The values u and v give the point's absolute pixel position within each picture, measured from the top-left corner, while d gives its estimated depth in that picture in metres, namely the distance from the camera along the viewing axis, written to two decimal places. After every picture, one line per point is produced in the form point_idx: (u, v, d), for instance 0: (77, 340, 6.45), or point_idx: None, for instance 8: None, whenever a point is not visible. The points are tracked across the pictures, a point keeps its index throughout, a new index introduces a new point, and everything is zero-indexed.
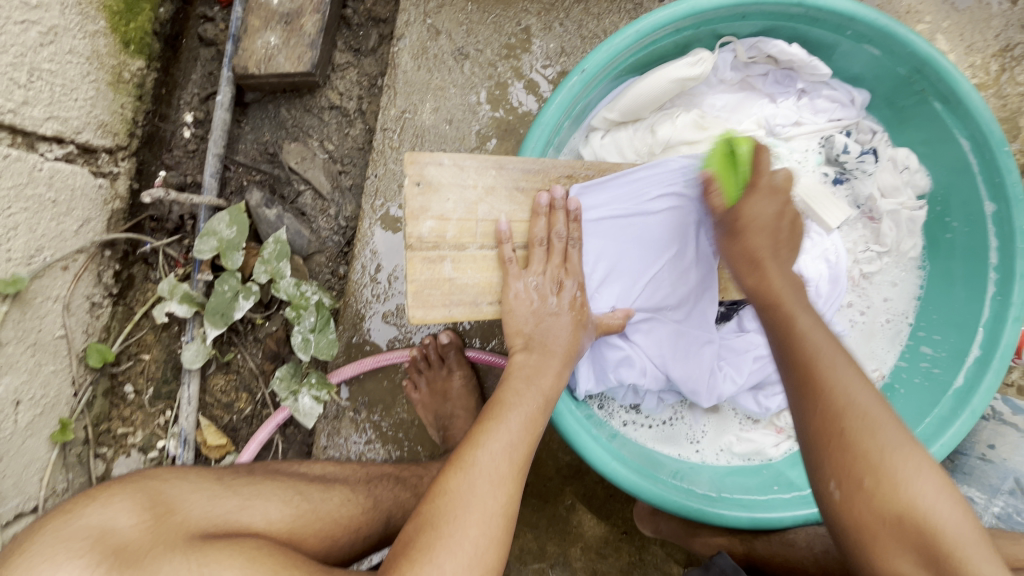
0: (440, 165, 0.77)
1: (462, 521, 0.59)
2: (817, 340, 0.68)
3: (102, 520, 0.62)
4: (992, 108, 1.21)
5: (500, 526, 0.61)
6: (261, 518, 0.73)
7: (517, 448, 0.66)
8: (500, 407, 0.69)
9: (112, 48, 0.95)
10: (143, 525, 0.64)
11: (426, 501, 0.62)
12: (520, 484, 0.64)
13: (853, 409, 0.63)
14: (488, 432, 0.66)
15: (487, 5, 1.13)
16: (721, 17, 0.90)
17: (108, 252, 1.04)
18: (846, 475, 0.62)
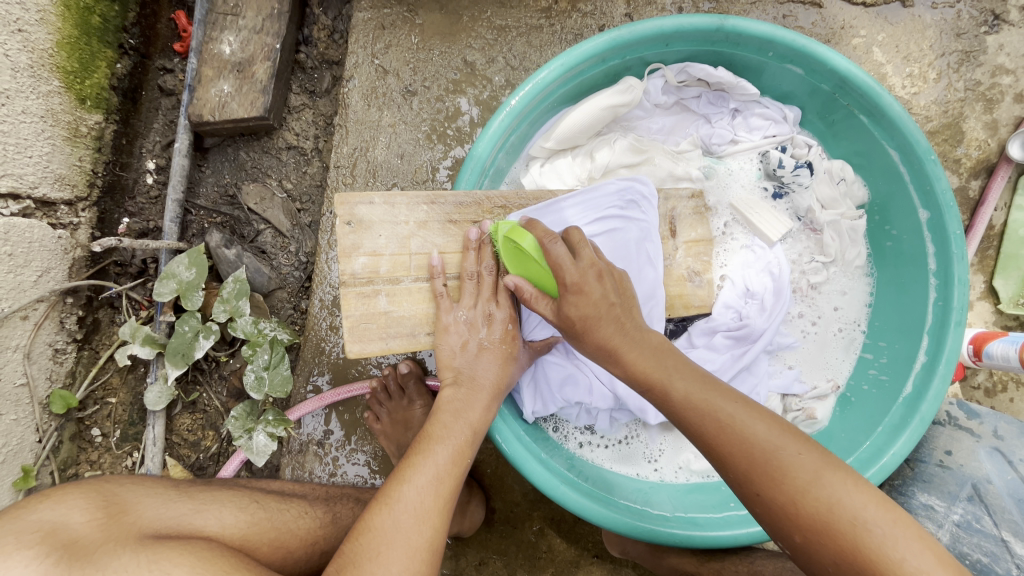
0: (371, 204, 0.80)
1: (384, 558, 0.61)
2: (703, 400, 0.67)
3: (54, 517, 0.63)
4: (934, 114, 1.23)
5: (425, 559, 0.63)
6: (216, 523, 0.74)
7: (443, 482, 0.68)
8: (425, 444, 0.70)
9: (68, 105, 1.00)
10: (96, 523, 0.65)
11: (348, 541, 0.63)
12: (447, 515, 0.66)
13: (772, 480, 0.62)
14: (412, 470, 0.67)
15: (432, 43, 1.18)
16: (645, 45, 0.94)
17: (70, 299, 1.06)
18: (799, 545, 0.61)
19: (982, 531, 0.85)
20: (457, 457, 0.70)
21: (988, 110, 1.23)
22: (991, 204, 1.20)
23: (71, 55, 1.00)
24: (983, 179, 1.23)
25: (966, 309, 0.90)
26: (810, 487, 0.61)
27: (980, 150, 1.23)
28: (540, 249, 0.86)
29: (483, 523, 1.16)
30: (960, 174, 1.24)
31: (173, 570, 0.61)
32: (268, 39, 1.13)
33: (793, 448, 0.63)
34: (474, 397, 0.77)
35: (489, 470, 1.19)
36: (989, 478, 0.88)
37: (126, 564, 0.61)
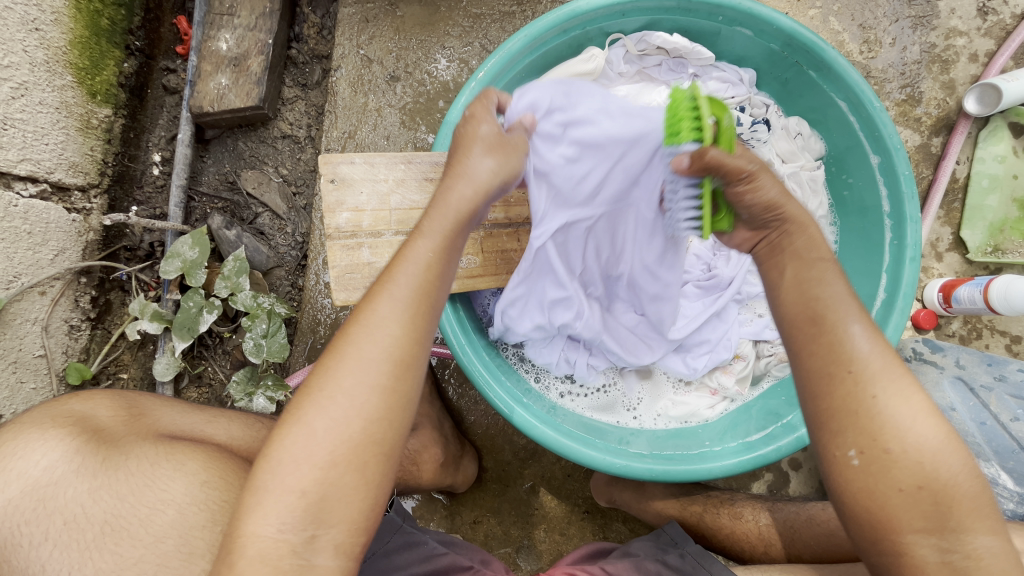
0: (352, 164, 0.87)
1: (344, 390, 0.56)
2: (837, 332, 0.61)
3: (84, 408, 0.71)
4: (892, 77, 1.30)
5: (387, 374, 0.57)
6: (225, 433, 0.81)
7: (410, 315, 0.59)
8: (383, 278, 0.61)
9: (80, 98, 1.09)
10: (119, 418, 0.73)
11: (313, 367, 0.58)
12: (426, 340, 0.60)
13: (854, 375, 0.60)
14: (374, 297, 0.60)
15: (412, 32, 1.27)
16: (603, 16, 1.01)
17: (84, 279, 1.14)
18: (872, 472, 0.58)
19: None
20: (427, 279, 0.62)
21: (945, 71, 1.29)
22: (952, 157, 1.25)
23: (83, 54, 1.09)
24: (944, 135, 1.28)
25: (920, 244, 0.95)
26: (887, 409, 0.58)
27: (939, 108, 1.28)
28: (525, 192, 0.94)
29: (475, 482, 1.21)
30: (922, 132, 1.29)
31: (188, 461, 0.69)
32: (261, 35, 1.22)
33: (886, 385, 0.59)
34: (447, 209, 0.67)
35: (481, 432, 1.24)
36: (953, 406, 0.94)
37: (146, 451, 0.68)
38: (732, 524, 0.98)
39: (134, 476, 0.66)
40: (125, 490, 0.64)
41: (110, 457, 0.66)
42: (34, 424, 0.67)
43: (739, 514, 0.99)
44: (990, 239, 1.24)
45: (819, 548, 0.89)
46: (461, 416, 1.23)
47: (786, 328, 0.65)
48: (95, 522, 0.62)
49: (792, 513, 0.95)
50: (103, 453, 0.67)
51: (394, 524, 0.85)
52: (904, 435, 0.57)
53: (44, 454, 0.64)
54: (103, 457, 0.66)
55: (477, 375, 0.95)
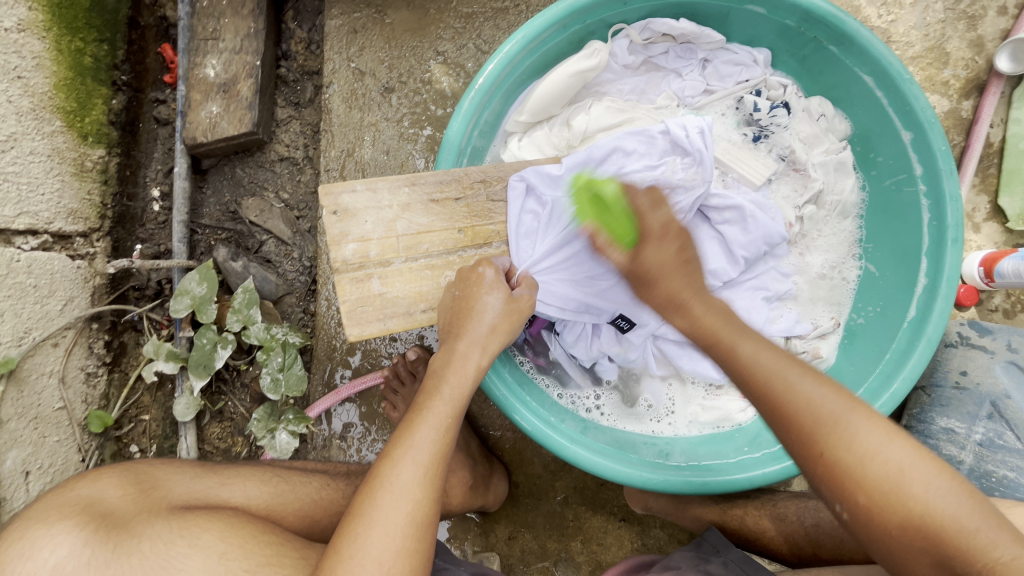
0: (354, 192, 0.83)
1: (367, 540, 0.62)
2: (754, 359, 0.70)
3: (90, 492, 0.69)
4: (916, 39, 1.21)
5: (407, 535, 0.63)
6: (240, 495, 0.79)
7: (426, 454, 0.68)
8: (416, 413, 0.72)
9: (71, 142, 1.06)
10: (129, 496, 0.71)
11: (343, 521, 0.65)
12: (434, 495, 0.67)
13: (780, 391, 0.66)
14: (392, 463, 0.67)
15: (403, 40, 1.21)
16: (603, 7, 0.95)
17: (96, 325, 1.13)
18: (838, 489, 0.62)
19: (1006, 447, 0.88)
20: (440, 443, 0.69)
21: (972, 28, 1.20)
22: (986, 121, 1.17)
23: (70, 95, 1.05)
24: (974, 98, 1.20)
25: (962, 225, 0.88)
26: (842, 429, 0.62)
27: (967, 69, 1.20)
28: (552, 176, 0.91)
29: (507, 498, 1.19)
30: (950, 96, 1.21)
31: (203, 534, 0.67)
32: (248, 58, 1.18)
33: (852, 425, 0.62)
34: (449, 351, 0.77)
35: (508, 446, 1.21)
36: (1007, 393, 0.89)
37: (159, 529, 0.67)
38: (775, 526, 0.98)
39: (151, 560, 0.64)
40: None
41: (121, 543, 0.65)
42: (39, 521, 0.64)
43: (782, 514, 0.99)
44: None
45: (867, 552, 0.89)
46: (487, 431, 1.21)
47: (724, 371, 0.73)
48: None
49: (839, 514, 0.94)
50: (114, 541, 0.65)
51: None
52: (869, 455, 0.61)
53: (53, 551, 0.62)
54: (114, 545, 0.64)
55: (506, 402, 0.93)
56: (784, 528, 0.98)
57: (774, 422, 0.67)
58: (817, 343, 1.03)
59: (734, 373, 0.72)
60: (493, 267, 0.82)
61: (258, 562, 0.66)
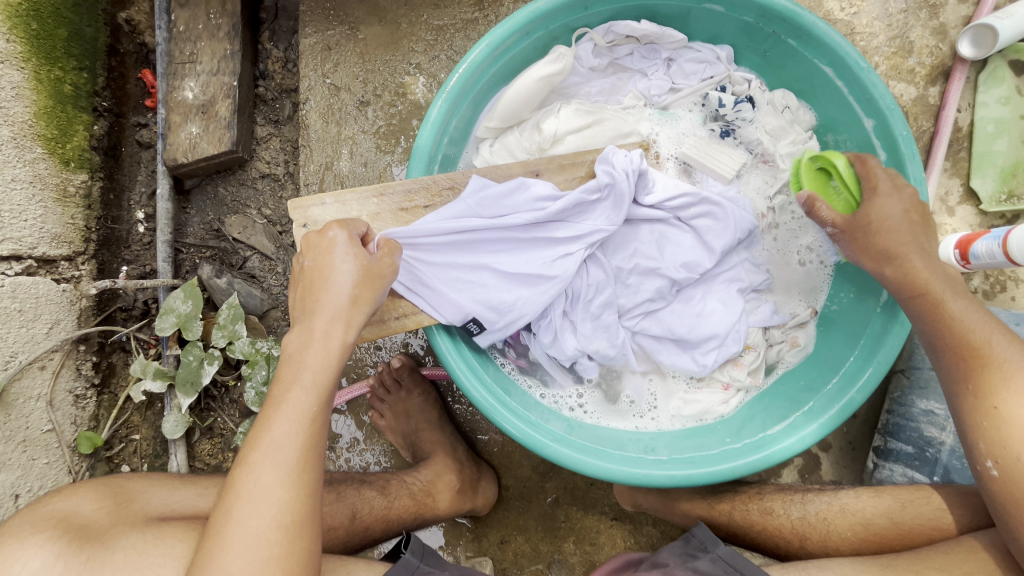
0: (323, 205, 0.84)
1: (245, 515, 0.66)
2: (971, 324, 0.77)
3: (66, 505, 0.73)
4: (879, 29, 1.23)
5: (283, 513, 0.66)
6: (214, 505, 0.83)
7: (300, 431, 0.69)
8: (280, 390, 0.71)
9: (53, 169, 1.08)
10: (104, 509, 0.74)
11: (223, 496, 0.68)
12: (312, 470, 0.69)
13: (988, 362, 0.74)
14: (250, 470, 0.67)
15: (377, 54, 1.24)
16: (565, 12, 0.96)
17: (83, 346, 1.14)
18: (993, 448, 0.71)
19: None
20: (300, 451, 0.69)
21: (934, 16, 1.22)
22: (953, 106, 1.18)
23: (50, 123, 1.08)
24: (941, 84, 1.21)
25: None
26: (1011, 392, 0.72)
27: (933, 56, 1.22)
28: (464, 188, 0.91)
29: (497, 501, 1.19)
30: (917, 83, 1.23)
31: (175, 544, 0.71)
32: (226, 78, 1.20)
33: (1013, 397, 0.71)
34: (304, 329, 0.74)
35: (497, 450, 1.22)
36: None
37: (132, 540, 0.71)
38: (763, 521, 0.97)
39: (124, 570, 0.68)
40: None
41: (95, 553, 0.69)
42: (16, 535, 0.67)
43: (770, 510, 0.98)
44: (1005, 185, 1.18)
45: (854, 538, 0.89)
46: (475, 436, 1.21)
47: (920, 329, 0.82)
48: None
49: (824, 504, 0.94)
50: (87, 552, 0.68)
51: (411, 565, 0.83)
52: (1017, 422, 0.71)
53: (27, 564, 0.65)
54: (88, 555, 0.68)
55: (482, 402, 0.92)
56: (772, 524, 0.96)
57: (960, 374, 0.76)
58: (795, 331, 1.03)
59: (925, 316, 0.82)
60: (344, 230, 0.77)
61: None
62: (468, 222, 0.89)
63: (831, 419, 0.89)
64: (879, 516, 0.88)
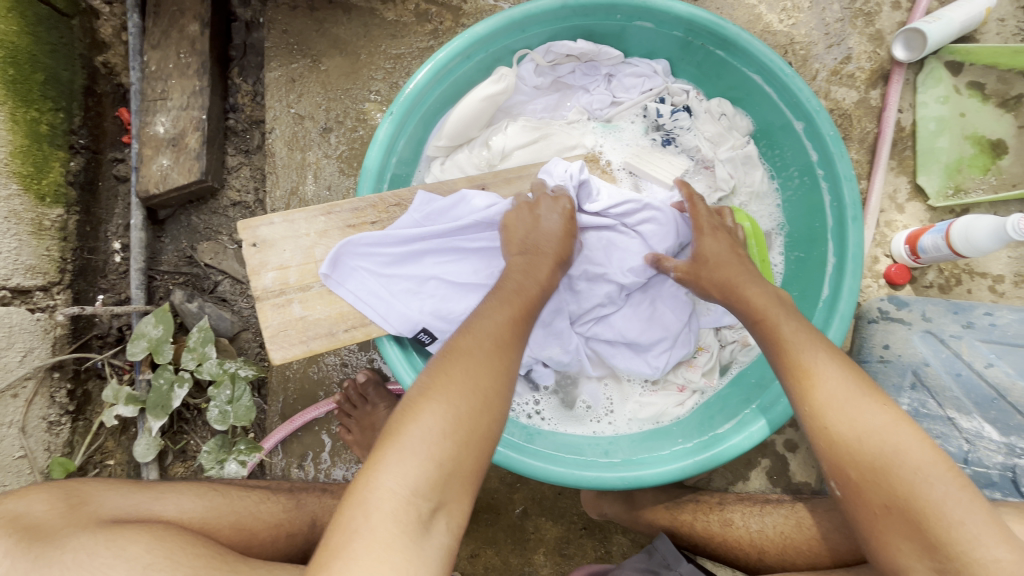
0: (271, 224, 0.88)
1: (379, 508, 0.57)
2: (801, 345, 0.75)
3: (18, 506, 0.72)
4: (817, 38, 1.28)
5: (419, 511, 0.58)
6: (174, 508, 0.81)
7: (460, 420, 0.62)
8: (447, 368, 0.66)
9: (29, 204, 1.14)
10: (56, 511, 0.73)
11: (358, 474, 0.60)
12: (472, 462, 0.62)
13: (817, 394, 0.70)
14: (431, 387, 0.64)
15: (338, 83, 1.31)
16: (502, 35, 1.01)
17: (57, 373, 1.18)
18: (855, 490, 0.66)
19: (930, 415, 0.89)
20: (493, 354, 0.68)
21: (869, 23, 1.27)
22: (893, 107, 1.22)
23: (26, 161, 1.14)
24: (881, 87, 1.25)
25: (859, 203, 0.92)
26: (838, 412, 0.68)
27: (871, 61, 1.26)
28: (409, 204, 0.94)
29: (466, 515, 1.19)
30: (858, 87, 1.27)
31: (129, 546, 0.69)
32: (195, 113, 1.26)
33: (841, 411, 0.68)
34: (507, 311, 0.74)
35: None
36: (926, 361, 0.91)
37: (83, 541, 0.69)
38: (723, 531, 0.96)
39: (74, 570, 0.67)
40: None
41: (44, 552, 0.67)
42: None
43: (730, 520, 0.96)
44: (949, 181, 1.21)
45: (808, 553, 0.87)
46: None
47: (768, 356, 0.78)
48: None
49: (782, 517, 0.92)
50: (36, 550, 0.67)
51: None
52: (861, 443, 0.66)
53: None
54: (37, 553, 0.67)
55: None
56: (732, 534, 0.95)
57: (793, 396, 0.72)
58: (746, 332, 1.06)
59: (767, 336, 0.79)
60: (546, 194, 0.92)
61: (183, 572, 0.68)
62: (413, 235, 0.92)
63: (778, 416, 0.90)
64: (834, 532, 0.85)
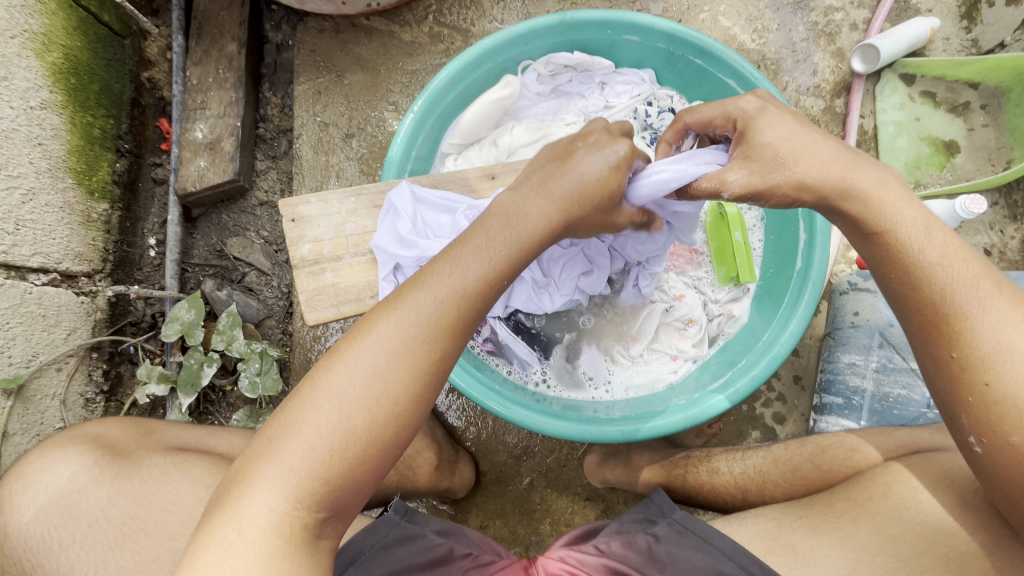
0: (308, 203, 1.00)
1: (306, 428, 0.61)
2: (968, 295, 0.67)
3: (97, 430, 0.86)
4: (785, 55, 1.44)
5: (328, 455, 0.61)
6: (225, 443, 0.92)
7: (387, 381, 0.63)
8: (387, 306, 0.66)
9: (80, 197, 1.25)
10: (131, 435, 0.87)
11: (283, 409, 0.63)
12: (401, 411, 0.64)
13: (955, 319, 0.67)
14: (325, 380, 0.63)
15: (360, 95, 1.47)
16: (509, 47, 1.16)
17: (95, 354, 1.27)
18: (983, 423, 0.64)
19: (895, 368, 1.04)
20: (404, 364, 0.64)
21: (831, 42, 1.44)
22: (855, 112, 1.38)
23: (80, 159, 1.26)
24: (844, 96, 1.41)
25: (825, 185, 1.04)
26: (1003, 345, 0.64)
27: (834, 74, 1.43)
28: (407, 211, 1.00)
29: (476, 486, 1.26)
30: (824, 96, 1.43)
31: (194, 467, 0.83)
32: (231, 120, 1.40)
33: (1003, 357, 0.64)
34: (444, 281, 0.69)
35: (474, 438, 1.30)
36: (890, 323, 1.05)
37: (156, 461, 0.83)
38: (710, 480, 1.03)
39: (148, 482, 0.80)
40: (138, 495, 0.78)
41: (125, 465, 0.81)
42: (57, 445, 0.81)
43: (718, 471, 1.04)
44: (909, 176, 1.36)
45: (787, 485, 0.94)
46: (454, 425, 1.31)
47: (881, 267, 0.75)
48: (115, 525, 0.76)
49: (760, 457, 1.00)
50: (118, 463, 0.81)
51: (393, 521, 0.85)
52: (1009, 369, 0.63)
53: (67, 466, 0.79)
54: (118, 465, 0.81)
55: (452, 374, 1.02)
56: (719, 481, 1.02)
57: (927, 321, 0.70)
58: (729, 305, 1.17)
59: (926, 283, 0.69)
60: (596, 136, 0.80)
61: None
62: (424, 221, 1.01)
63: (759, 372, 1.00)
64: (806, 463, 0.93)
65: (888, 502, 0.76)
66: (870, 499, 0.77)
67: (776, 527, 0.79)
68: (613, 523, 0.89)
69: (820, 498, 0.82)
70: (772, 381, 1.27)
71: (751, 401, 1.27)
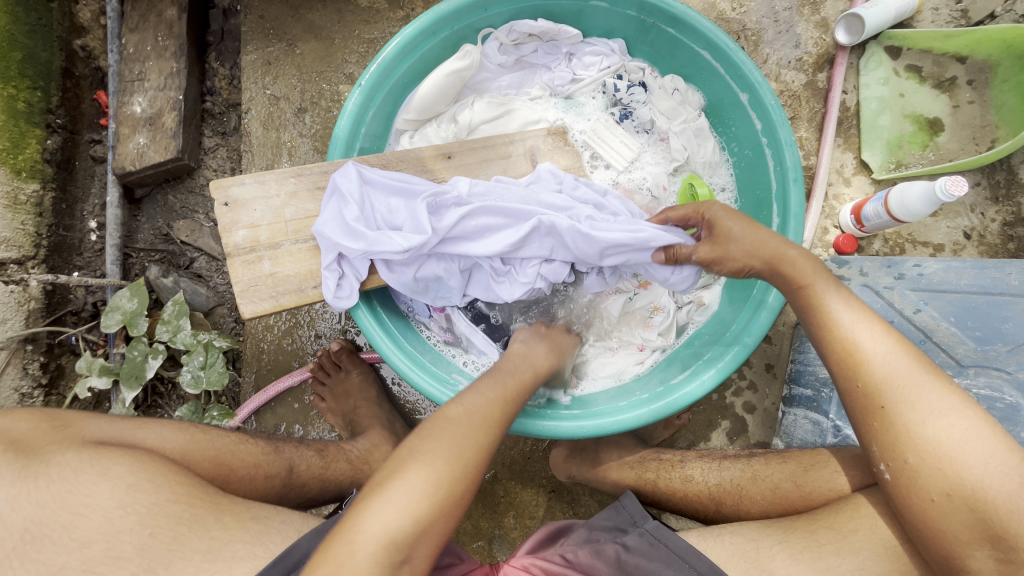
0: (242, 185, 0.92)
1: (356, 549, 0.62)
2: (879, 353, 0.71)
3: (3, 424, 0.73)
4: (767, 25, 1.36)
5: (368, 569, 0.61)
6: (156, 437, 0.82)
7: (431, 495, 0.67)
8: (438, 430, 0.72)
9: (4, 177, 1.16)
10: (40, 428, 0.74)
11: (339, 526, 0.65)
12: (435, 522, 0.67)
13: (863, 370, 0.71)
14: (382, 489, 0.67)
15: (313, 66, 1.37)
16: (466, 13, 1.07)
17: (30, 346, 1.20)
18: (888, 450, 0.69)
19: None
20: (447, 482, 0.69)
21: (816, 11, 1.35)
22: (838, 87, 1.31)
23: (1, 136, 1.16)
24: (827, 70, 1.34)
25: (799, 166, 0.99)
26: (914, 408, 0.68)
27: (817, 46, 1.35)
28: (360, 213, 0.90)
29: None
30: (806, 70, 1.35)
31: (113, 465, 0.70)
32: (171, 93, 1.29)
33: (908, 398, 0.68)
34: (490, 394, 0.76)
35: None
36: None
37: (69, 457, 0.70)
38: (684, 488, 1.00)
39: (58, 482, 0.68)
40: (46, 497, 0.67)
41: (31, 463, 0.69)
42: None
43: (690, 477, 1.00)
44: (891, 156, 1.30)
45: (765, 504, 0.91)
46: (415, 416, 1.26)
47: (806, 326, 0.78)
48: (14, 532, 0.65)
49: (738, 471, 0.96)
50: (24, 460, 0.69)
51: None
52: (920, 427, 0.67)
53: None
54: (23, 465, 0.68)
55: (398, 364, 0.95)
56: (693, 490, 0.99)
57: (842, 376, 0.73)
58: (699, 293, 1.12)
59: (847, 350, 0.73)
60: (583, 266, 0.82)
61: (166, 495, 0.70)
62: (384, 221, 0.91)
63: (726, 364, 0.96)
64: (787, 483, 0.89)
65: (872, 536, 0.72)
66: (854, 529, 0.74)
67: (753, 549, 0.75)
68: (583, 528, 0.86)
69: (800, 522, 0.78)
70: (743, 370, 1.24)
71: (721, 390, 1.24)
